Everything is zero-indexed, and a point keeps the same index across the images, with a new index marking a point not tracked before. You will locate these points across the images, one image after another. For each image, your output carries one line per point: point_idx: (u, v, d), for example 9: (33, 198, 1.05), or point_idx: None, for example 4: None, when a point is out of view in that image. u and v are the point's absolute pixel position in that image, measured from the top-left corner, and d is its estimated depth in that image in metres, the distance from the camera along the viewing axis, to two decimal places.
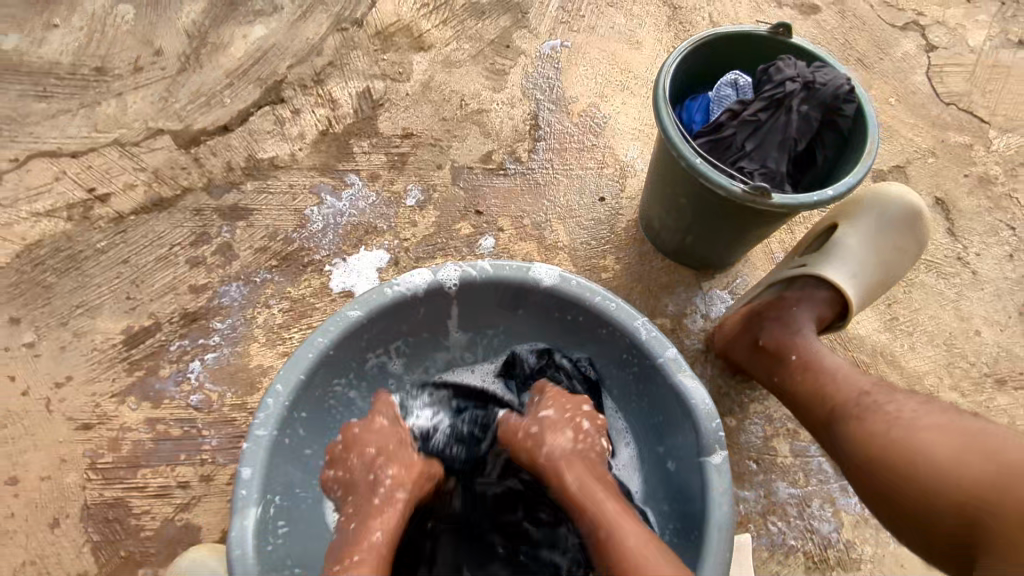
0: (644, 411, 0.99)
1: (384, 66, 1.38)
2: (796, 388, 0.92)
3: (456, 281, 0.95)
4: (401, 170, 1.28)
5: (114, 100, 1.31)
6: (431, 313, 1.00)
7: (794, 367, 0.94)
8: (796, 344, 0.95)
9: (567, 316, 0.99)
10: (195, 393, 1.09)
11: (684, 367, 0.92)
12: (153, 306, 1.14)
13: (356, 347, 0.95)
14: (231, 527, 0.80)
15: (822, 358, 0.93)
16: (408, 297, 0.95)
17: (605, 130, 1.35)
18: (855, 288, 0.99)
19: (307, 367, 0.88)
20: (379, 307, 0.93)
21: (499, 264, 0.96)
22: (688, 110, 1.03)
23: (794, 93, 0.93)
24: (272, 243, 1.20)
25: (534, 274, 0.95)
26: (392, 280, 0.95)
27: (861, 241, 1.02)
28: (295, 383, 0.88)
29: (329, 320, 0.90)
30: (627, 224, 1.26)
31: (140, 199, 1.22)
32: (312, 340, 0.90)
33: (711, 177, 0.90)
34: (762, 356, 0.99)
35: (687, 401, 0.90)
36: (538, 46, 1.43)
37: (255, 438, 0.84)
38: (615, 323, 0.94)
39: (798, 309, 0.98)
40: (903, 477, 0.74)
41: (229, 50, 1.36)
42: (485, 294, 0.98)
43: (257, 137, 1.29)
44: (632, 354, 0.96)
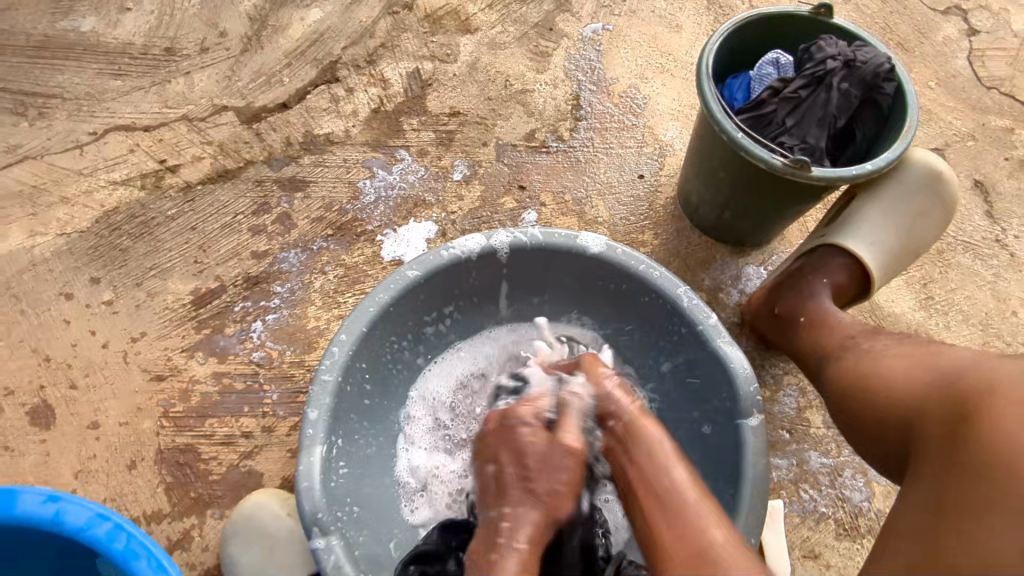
0: (682, 376, 1.04)
1: (433, 48, 1.44)
2: (807, 344, 0.97)
3: (507, 246, 1.03)
4: (449, 146, 1.34)
5: (183, 78, 1.40)
6: (482, 279, 1.08)
7: (807, 330, 0.98)
8: (815, 311, 0.98)
9: (610, 283, 1.06)
10: (257, 350, 1.16)
11: (724, 335, 0.98)
12: (219, 270, 1.22)
13: (413, 307, 1.03)
14: (299, 463, 0.88)
15: (840, 323, 0.95)
16: (463, 259, 1.03)
17: (645, 110, 1.39)
18: (874, 257, 1.01)
19: (369, 320, 0.96)
20: (435, 268, 1.01)
21: (549, 232, 1.03)
22: (729, 88, 1.06)
23: (836, 71, 0.96)
24: (328, 213, 1.27)
25: (580, 241, 1.03)
26: (447, 243, 1.03)
27: (880, 209, 1.02)
28: (358, 335, 0.95)
29: (389, 278, 0.98)
30: (665, 201, 1.30)
31: (207, 170, 1.30)
32: (374, 296, 0.98)
33: (752, 151, 0.94)
34: (780, 323, 1.03)
35: (727, 365, 0.96)
36: (581, 29, 1.47)
37: (321, 382, 0.91)
38: (657, 289, 1.01)
39: (818, 278, 1.01)
40: (862, 398, 0.81)
41: (288, 32, 1.44)
42: (534, 262, 1.06)
43: (314, 114, 1.37)
44: (672, 321, 1.02)
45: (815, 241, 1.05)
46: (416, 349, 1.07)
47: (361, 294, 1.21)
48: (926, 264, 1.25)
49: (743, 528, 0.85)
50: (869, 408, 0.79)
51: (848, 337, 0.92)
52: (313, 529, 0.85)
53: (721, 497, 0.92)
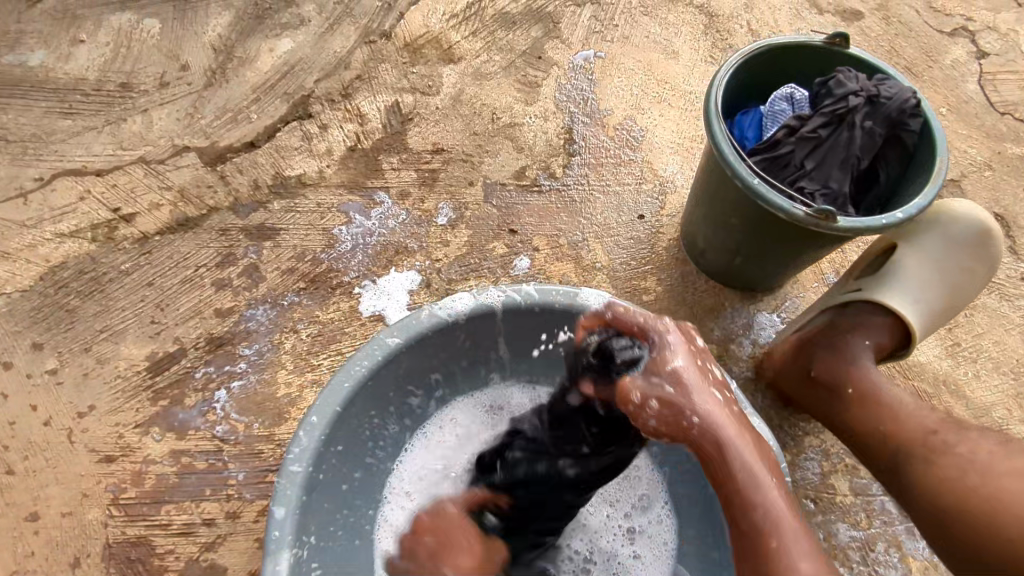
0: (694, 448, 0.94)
1: (413, 79, 1.34)
2: (858, 422, 0.88)
3: (500, 306, 0.93)
4: (432, 187, 1.24)
5: (140, 116, 1.28)
6: (472, 341, 0.96)
7: (853, 402, 0.90)
8: (858, 378, 0.90)
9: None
10: (220, 423, 1.03)
11: (742, 403, 0.88)
12: (178, 331, 1.10)
13: (395, 377, 0.91)
14: (263, 572, 0.76)
15: (901, 407, 0.86)
16: (450, 322, 0.92)
17: (642, 143, 1.30)
18: (916, 316, 0.95)
19: (346, 397, 0.85)
20: (420, 333, 0.90)
21: (545, 289, 0.93)
22: (739, 125, 0.98)
23: (858, 108, 0.87)
24: (300, 264, 1.16)
25: (580, 299, 0.92)
26: (433, 304, 0.92)
27: (922, 263, 0.97)
28: (333, 414, 0.84)
29: (368, 346, 0.87)
30: (668, 243, 1.20)
31: (165, 218, 1.18)
32: (350, 368, 0.86)
33: (771, 199, 0.84)
34: (814, 387, 0.94)
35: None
36: (571, 57, 1.38)
37: (289, 473, 0.79)
38: None
39: (857, 337, 0.94)
40: (981, 529, 0.70)
41: (256, 64, 1.34)
42: (530, 322, 0.95)
43: (284, 153, 1.26)
44: None
45: (850, 294, 0.97)
46: (400, 423, 0.96)
47: (337, 355, 1.09)
48: None
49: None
50: (990, 543, 0.69)
51: (923, 429, 0.82)
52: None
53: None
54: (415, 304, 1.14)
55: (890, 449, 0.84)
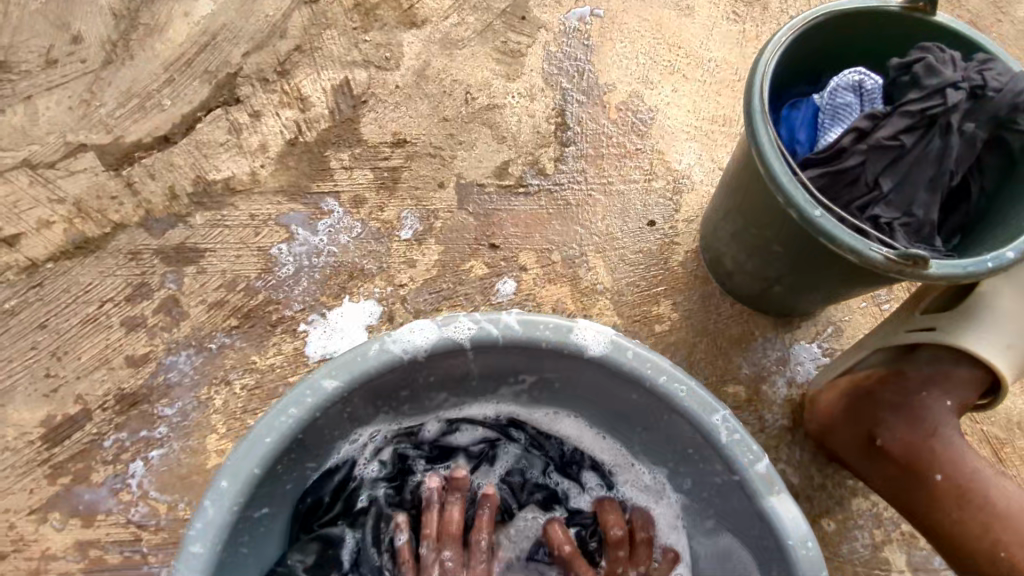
0: (704, 511, 0.78)
1: (366, 49, 1.07)
2: (949, 524, 0.72)
3: (469, 341, 0.71)
4: (393, 190, 1.00)
5: (22, 105, 1.02)
6: (437, 375, 0.76)
7: (942, 494, 0.72)
8: (947, 460, 0.73)
9: (614, 389, 0.76)
10: (137, 505, 0.83)
11: (775, 486, 0.69)
12: (81, 387, 0.88)
13: (335, 419, 0.73)
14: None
15: (1018, 523, 0.69)
16: (408, 360, 0.71)
17: (652, 127, 1.05)
18: (1010, 364, 0.74)
19: (266, 457, 0.66)
20: (364, 375, 0.69)
21: (531, 320, 0.71)
22: (787, 123, 0.74)
23: (956, 106, 0.65)
24: (231, 295, 0.93)
25: (576, 337, 0.71)
26: (387, 333, 0.70)
27: (1017, 295, 0.75)
28: (248, 479, 0.66)
29: (298, 389, 0.67)
30: (684, 256, 0.98)
31: (59, 240, 0.95)
32: (274, 418, 0.67)
33: (837, 237, 0.63)
34: (884, 459, 0.76)
35: (779, 533, 0.68)
36: (563, 17, 1.11)
37: (188, 556, 0.63)
38: (684, 413, 0.71)
39: (937, 398, 0.75)
40: None
41: (167, 33, 1.06)
42: (510, 356, 0.74)
43: (207, 151, 1.01)
44: (702, 454, 0.73)
45: (917, 335, 0.77)
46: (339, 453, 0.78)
47: None
48: None
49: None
50: None
51: None
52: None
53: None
54: None
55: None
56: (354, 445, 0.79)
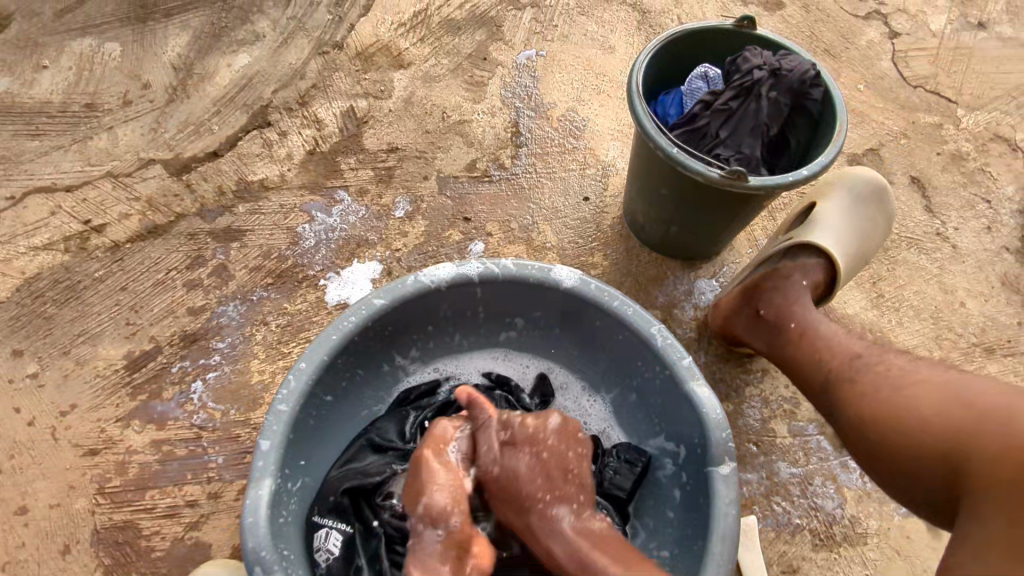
0: (649, 416, 1.01)
1: (366, 85, 1.42)
2: (794, 351, 0.97)
3: (477, 276, 0.98)
4: (389, 183, 1.31)
5: (106, 134, 1.34)
6: (454, 309, 1.03)
7: (793, 335, 0.98)
8: (800, 314, 0.99)
9: (585, 319, 1.02)
10: (198, 412, 1.09)
11: (698, 376, 0.92)
12: (153, 330, 1.15)
13: (378, 336, 0.99)
14: (246, 496, 0.83)
15: (832, 340, 0.94)
16: (432, 289, 0.98)
17: (585, 132, 1.39)
18: (842, 256, 1.05)
19: (331, 349, 0.92)
20: (403, 297, 0.96)
21: (521, 263, 0.98)
22: (663, 105, 1.08)
23: (763, 81, 0.98)
24: (267, 261, 1.22)
25: (554, 274, 0.98)
26: (419, 270, 0.98)
27: (841, 215, 1.08)
28: (318, 363, 0.91)
29: (355, 305, 0.94)
30: (612, 221, 1.29)
31: (135, 227, 1.24)
32: (337, 323, 0.94)
33: (688, 165, 0.94)
34: (764, 325, 1.03)
35: (700, 409, 0.90)
36: (514, 57, 1.47)
37: (276, 412, 0.87)
38: (632, 329, 0.96)
39: (796, 279, 1.03)
40: (883, 423, 0.78)
41: (215, 79, 1.41)
42: (506, 291, 1.01)
43: (247, 160, 1.32)
44: (647, 361, 0.97)
45: (783, 243, 1.07)
46: (389, 374, 1.05)
47: (306, 342, 1.15)
48: (873, 263, 1.27)
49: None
50: (882, 435, 0.78)
51: (850, 354, 0.90)
52: (256, 569, 0.78)
53: (693, 552, 0.86)
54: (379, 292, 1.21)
55: (823, 376, 0.91)
56: (396, 365, 1.05)
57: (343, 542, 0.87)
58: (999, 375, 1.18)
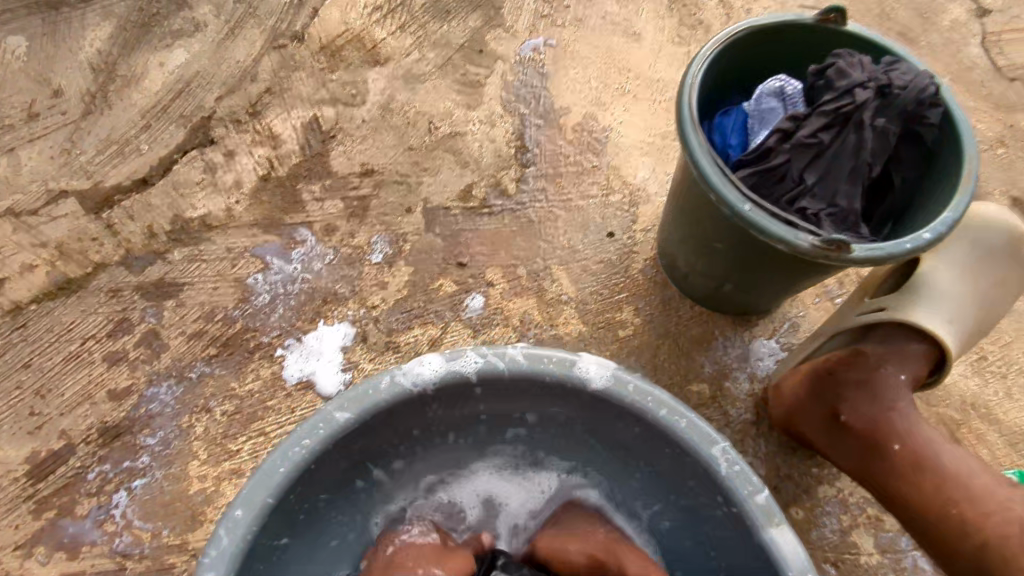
0: (702, 546, 0.78)
1: (333, 88, 1.13)
2: (906, 492, 0.75)
3: (475, 375, 0.73)
4: (363, 218, 1.05)
5: (6, 157, 1.07)
6: (445, 408, 0.78)
7: (900, 460, 0.76)
8: (905, 432, 0.76)
9: (618, 421, 0.77)
10: (121, 534, 0.85)
11: (775, 516, 0.68)
12: (64, 422, 0.91)
13: (345, 453, 0.74)
14: None
15: (968, 484, 0.72)
16: (415, 392, 0.73)
17: (607, 146, 1.11)
18: (954, 337, 0.80)
19: (279, 486, 0.68)
20: (376, 407, 0.71)
21: (534, 356, 0.73)
22: (720, 129, 0.80)
23: (867, 104, 0.70)
24: (209, 326, 0.97)
25: (579, 371, 0.72)
26: (396, 367, 0.73)
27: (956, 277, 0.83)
28: (262, 509, 0.67)
29: (309, 421, 0.70)
30: (644, 263, 1.03)
31: (42, 282, 0.98)
32: (286, 448, 0.69)
33: (766, 228, 0.68)
34: (851, 437, 0.80)
35: (780, 566, 0.67)
36: (518, 48, 1.18)
37: None
38: (684, 446, 0.71)
39: (892, 372, 0.79)
40: None
41: (144, 83, 1.12)
42: (514, 388, 0.76)
43: (184, 190, 1.05)
44: (702, 485, 0.73)
45: (873, 315, 0.81)
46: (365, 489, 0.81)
47: (260, 436, 0.91)
48: None
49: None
50: None
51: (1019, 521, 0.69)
52: None
53: None
54: (351, 363, 0.96)
55: (977, 548, 0.70)
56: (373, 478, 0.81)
57: None
58: None
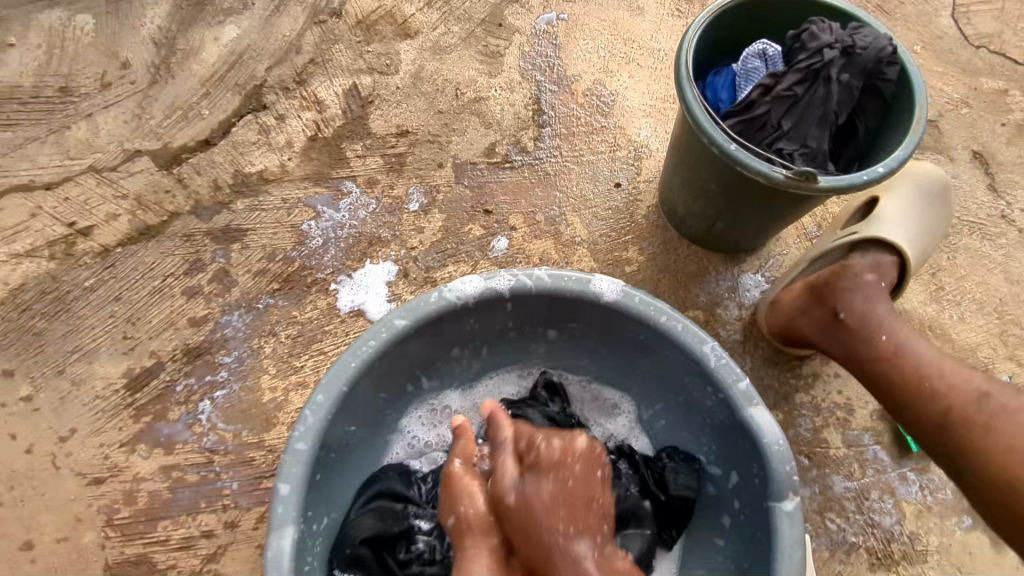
0: (695, 435, 0.93)
1: (370, 59, 1.27)
2: (889, 372, 0.87)
3: (508, 290, 0.88)
4: (400, 172, 1.19)
5: (85, 122, 1.21)
6: (481, 322, 0.94)
7: (883, 349, 0.88)
8: (889, 327, 0.89)
9: (625, 332, 0.93)
10: (208, 434, 1.01)
11: (754, 398, 0.84)
12: (154, 344, 1.06)
13: (400, 356, 0.89)
14: (267, 546, 0.76)
15: (940, 367, 0.84)
16: (459, 305, 0.88)
17: (614, 108, 1.26)
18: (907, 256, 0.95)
19: (350, 377, 0.83)
20: (427, 316, 0.87)
21: (557, 275, 0.88)
22: (712, 87, 0.95)
23: (833, 61, 0.84)
24: (271, 264, 1.12)
25: (594, 287, 0.88)
26: (443, 285, 0.88)
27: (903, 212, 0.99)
28: (338, 395, 0.82)
29: (374, 327, 0.85)
30: (647, 209, 1.17)
31: (126, 229, 1.13)
32: (355, 348, 0.84)
33: (748, 164, 0.82)
34: (844, 331, 0.92)
35: (758, 438, 0.82)
36: (533, 22, 1.32)
37: (295, 452, 0.79)
38: (680, 346, 0.86)
39: (872, 282, 0.93)
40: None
41: (201, 55, 1.26)
42: (540, 304, 0.91)
43: (242, 149, 1.20)
44: (696, 380, 0.89)
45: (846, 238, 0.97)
46: (413, 393, 0.97)
47: (320, 355, 1.07)
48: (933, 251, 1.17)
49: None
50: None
51: (972, 388, 0.81)
52: None
53: None
54: (395, 296, 1.11)
55: (939, 412, 0.81)
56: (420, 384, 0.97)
57: None
58: None
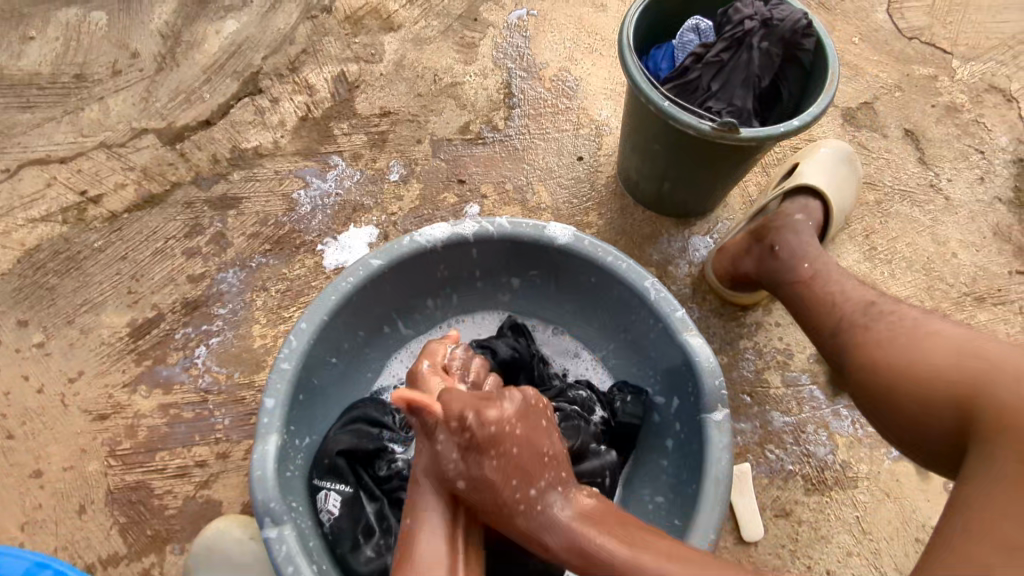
0: (642, 369, 1.04)
1: (356, 49, 1.41)
2: (805, 293, 0.97)
3: (472, 236, 0.99)
4: (382, 148, 1.31)
5: (97, 104, 1.34)
6: (450, 269, 1.05)
7: (805, 275, 0.98)
8: (810, 256, 1.00)
9: (579, 276, 1.03)
10: (203, 376, 1.11)
11: (689, 327, 0.94)
12: (156, 298, 1.17)
13: (376, 296, 1.00)
14: (253, 450, 0.85)
15: (844, 287, 0.93)
16: (428, 249, 0.99)
17: (578, 92, 1.38)
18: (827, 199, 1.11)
19: (331, 309, 0.93)
20: (400, 258, 0.97)
21: (516, 222, 0.99)
22: (654, 59, 1.08)
23: (754, 31, 0.97)
24: (264, 228, 1.23)
25: (549, 232, 0.99)
26: (414, 232, 0.99)
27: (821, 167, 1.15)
28: (320, 324, 0.92)
29: (352, 266, 0.95)
30: (606, 179, 1.29)
31: (132, 197, 1.25)
32: (336, 284, 0.94)
33: (680, 119, 0.94)
34: (775, 261, 1.03)
35: (692, 360, 0.93)
36: (505, 17, 1.45)
37: (280, 371, 0.88)
38: (625, 283, 0.97)
39: (800, 222, 1.07)
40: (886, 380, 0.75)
41: (203, 47, 1.39)
42: (502, 250, 1.02)
43: (239, 128, 1.32)
44: (639, 316, 0.99)
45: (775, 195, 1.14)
46: (389, 335, 1.07)
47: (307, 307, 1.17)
48: (867, 216, 1.29)
49: (705, 526, 0.82)
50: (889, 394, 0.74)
51: (866, 302, 0.88)
52: (266, 519, 0.81)
53: (686, 494, 0.90)
54: None
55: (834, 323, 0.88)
56: (395, 327, 1.07)
57: (343, 502, 0.90)
58: (988, 323, 1.20)
